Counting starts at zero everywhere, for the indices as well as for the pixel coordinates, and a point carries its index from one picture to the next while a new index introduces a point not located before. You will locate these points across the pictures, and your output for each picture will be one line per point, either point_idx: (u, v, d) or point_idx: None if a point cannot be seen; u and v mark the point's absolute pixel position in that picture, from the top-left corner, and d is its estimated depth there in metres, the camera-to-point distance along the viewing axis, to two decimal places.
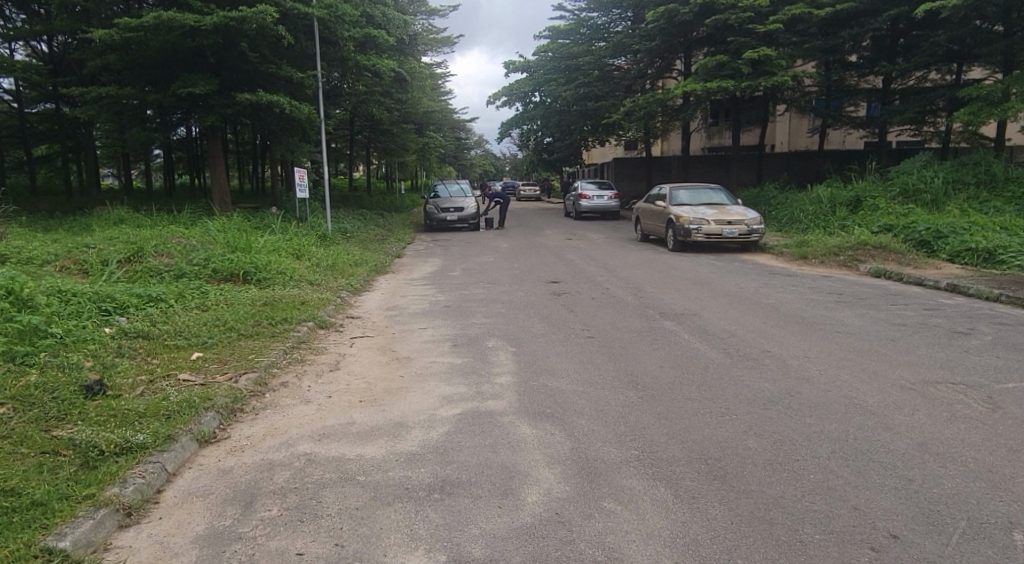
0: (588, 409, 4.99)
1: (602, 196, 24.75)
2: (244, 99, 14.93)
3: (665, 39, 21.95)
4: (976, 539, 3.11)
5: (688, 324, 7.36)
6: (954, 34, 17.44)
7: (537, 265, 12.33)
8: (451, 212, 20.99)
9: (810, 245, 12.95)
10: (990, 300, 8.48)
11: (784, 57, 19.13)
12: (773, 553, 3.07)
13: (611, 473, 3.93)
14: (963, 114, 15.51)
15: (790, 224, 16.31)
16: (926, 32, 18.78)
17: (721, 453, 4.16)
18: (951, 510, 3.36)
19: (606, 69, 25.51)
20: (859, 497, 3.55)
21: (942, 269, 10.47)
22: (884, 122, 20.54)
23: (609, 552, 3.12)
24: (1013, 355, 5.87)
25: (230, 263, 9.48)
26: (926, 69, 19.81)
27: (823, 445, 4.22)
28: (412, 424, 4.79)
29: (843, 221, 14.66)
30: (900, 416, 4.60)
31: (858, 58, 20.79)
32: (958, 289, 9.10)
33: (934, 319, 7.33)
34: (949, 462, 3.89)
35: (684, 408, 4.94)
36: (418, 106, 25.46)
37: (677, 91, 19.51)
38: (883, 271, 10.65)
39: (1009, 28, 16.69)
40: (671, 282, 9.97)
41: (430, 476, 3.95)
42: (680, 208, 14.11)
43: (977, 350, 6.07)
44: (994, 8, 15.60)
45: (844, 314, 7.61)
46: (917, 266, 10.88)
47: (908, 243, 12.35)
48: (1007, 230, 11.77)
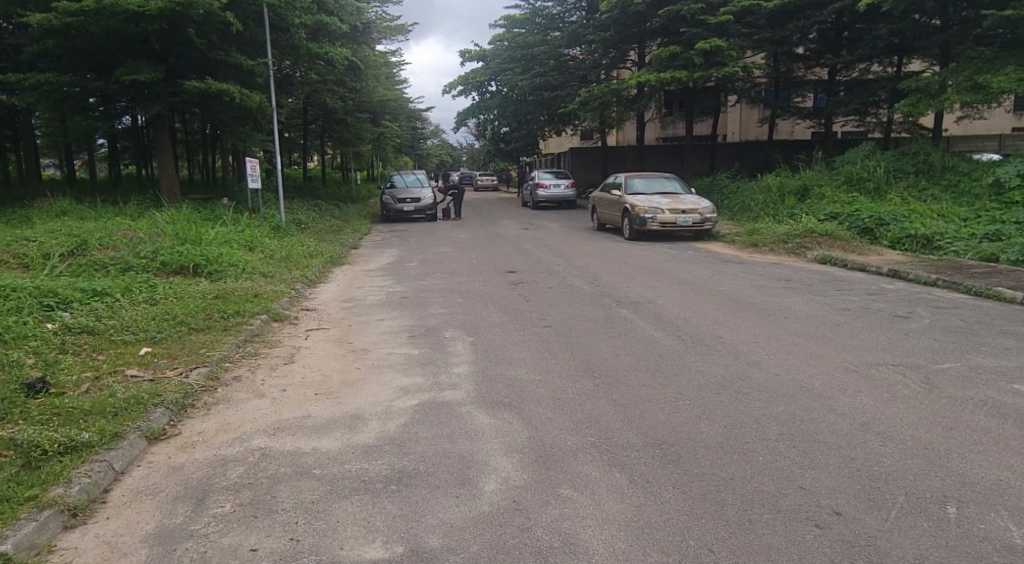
0: (544, 398, 5.04)
1: (559, 186, 24.85)
2: (192, 87, 14.49)
3: (619, 30, 22.09)
4: (912, 513, 3.25)
5: (643, 311, 7.49)
6: (895, 28, 18.02)
7: (494, 255, 12.35)
8: (408, 202, 20.84)
9: (760, 233, 13.28)
10: (928, 285, 8.83)
11: (734, 48, 19.40)
12: (724, 533, 3.17)
13: (567, 460, 3.99)
14: (902, 106, 16.04)
15: (741, 213, 16.69)
16: (869, 26, 19.35)
17: (675, 438, 4.24)
18: (890, 487, 3.51)
19: (562, 59, 25.57)
20: (804, 477, 3.67)
21: (883, 255, 10.86)
22: (829, 113, 21.10)
23: (565, 539, 3.16)
24: (949, 337, 6.14)
25: (179, 255, 9.24)
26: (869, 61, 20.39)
27: (772, 427, 4.35)
28: (368, 416, 4.77)
29: (791, 210, 15.04)
30: (844, 398, 4.77)
31: (805, 50, 21.28)
32: (898, 274, 9.46)
33: (876, 304, 7.60)
34: (889, 442, 4.04)
35: (640, 395, 5.03)
36: (373, 95, 25.15)
37: (631, 81, 19.66)
38: (829, 258, 10.97)
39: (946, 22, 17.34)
40: (625, 270, 10.09)
41: (387, 468, 3.93)
42: (635, 197, 14.28)
43: (916, 333, 6.32)
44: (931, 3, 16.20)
45: (793, 300, 7.83)
46: (860, 252, 11.25)
47: (852, 230, 12.74)
48: (944, 217, 12.25)
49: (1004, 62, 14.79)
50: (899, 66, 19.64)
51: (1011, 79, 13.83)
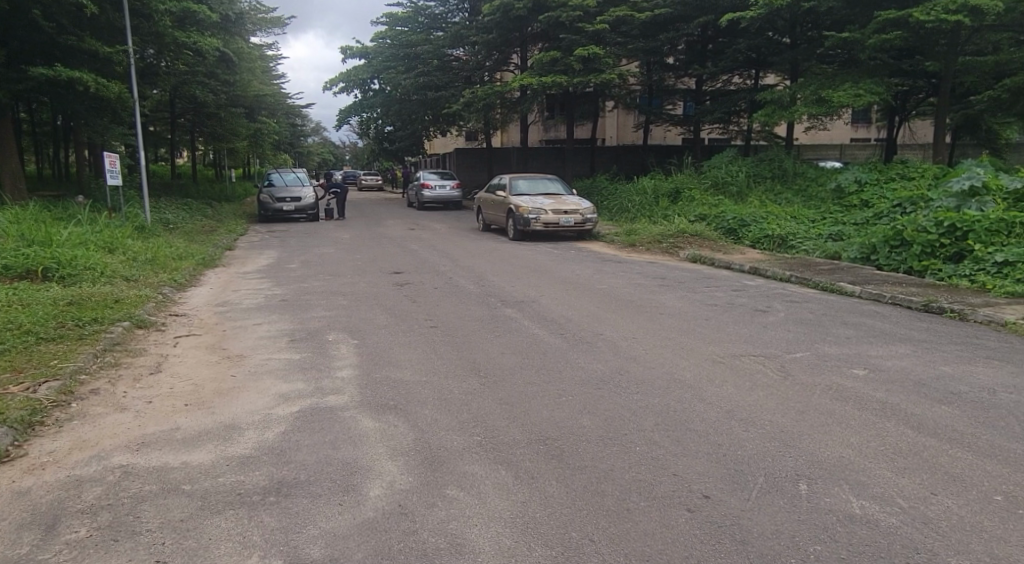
0: (430, 399, 5.02)
1: (444, 186, 24.80)
2: (38, 74, 13.18)
3: (501, 33, 22.39)
4: (771, 493, 3.53)
5: (527, 310, 7.63)
6: (752, 43, 19.50)
7: (379, 256, 12.14)
8: (287, 202, 20.05)
9: (636, 233, 13.96)
10: (783, 281, 9.62)
11: (611, 56, 20.20)
12: (604, 523, 3.29)
13: (454, 461, 4.00)
14: (759, 116, 17.32)
15: (619, 214, 17.43)
16: (729, 40, 20.78)
17: (558, 433, 4.37)
18: (752, 469, 3.79)
19: (446, 59, 25.53)
20: (677, 464, 3.89)
21: (745, 254, 11.72)
22: (697, 121, 22.45)
23: (451, 540, 3.17)
24: (801, 328, 6.72)
25: (24, 259, 8.37)
26: (731, 73, 21.93)
27: (648, 418, 4.58)
28: (244, 426, 4.54)
29: (664, 211, 15.89)
30: (713, 388, 5.10)
31: (674, 60, 22.45)
32: (758, 271, 10.25)
33: (739, 299, 8.19)
34: (751, 427, 4.37)
35: (525, 393, 5.13)
36: (248, 89, 23.97)
37: (514, 84, 20.02)
38: (698, 256, 11.68)
39: (795, 40, 19.01)
40: (509, 270, 10.24)
41: (265, 479, 3.77)
42: (519, 198, 14.53)
43: (773, 325, 6.86)
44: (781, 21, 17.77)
45: (666, 297, 8.28)
46: (726, 251, 12.08)
47: (718, 230, 13.67)
48: (796, 218, 13.40)
49: (843, 79, 16.40)
50: (756, 79, 21.24)
51: (848, 96, 15.46)
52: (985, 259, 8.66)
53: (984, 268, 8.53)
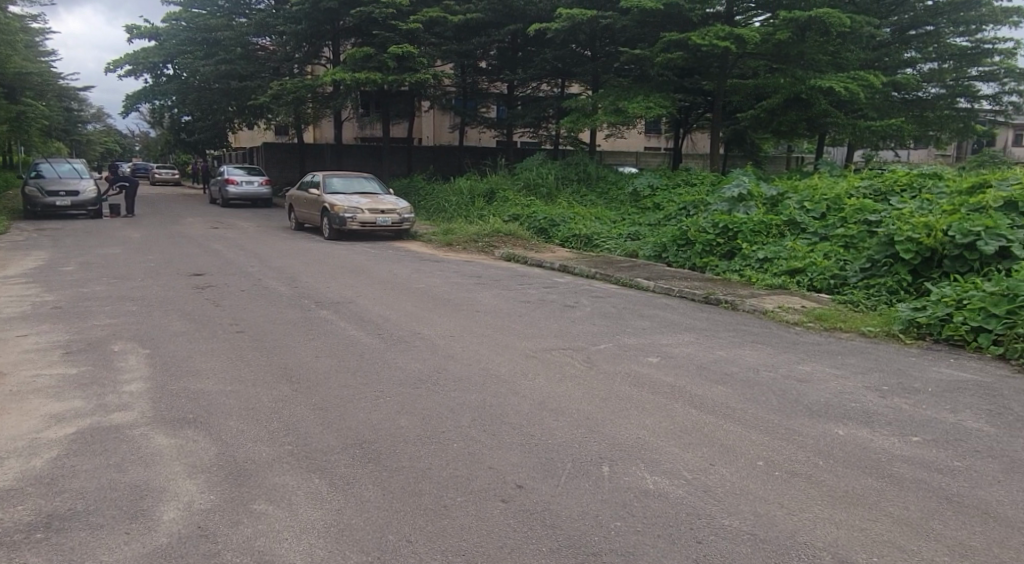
0: (235, 409, 4.68)
1: (252, 182, 23.30)
2: None
3: (311, 24, 21.58)
4: (578, 477, 3.73)
5: (342, 311, 7.41)
6: (558, 53, 20.64)
7: (174, 257, 11.10)
8: (61, 196, 17.64)
9: (453, 232, 14.15)
10: (589, 278, 10.29)
11: (425, 56, 20.27)
12: (421, 522, 3.28)
13: (262, 473, 3.76)
14: (566, 123, 18.38)
15: (437, 214, 17.57)
16: (538, 49, 21.80)
17: (374, 436, 4.28)
18: (561, 456, 3.99)
19: (250, 48, 23.84)
20: (492, 457, 3.99)
21: (555, 253, 12.35)
22: (510, 125, 23.27)
23: (258, 557, 2.97)
24: (604, 321, 7.23)
25: None
26: (539, 81, 23.02)
27: (465, 414, 4.65)
28: (3, 454, 3.91)
29: (480, 211, 16.28)
30: (526, 381, 5.31)
31: (487, 65, 23.12)
32: (567, 268, 10.88)
33: (549, 295, 8.61)
34: (560, 416, 4.60)
35: (339, 396, 4.96)
36: (7, 64, 20.75)
37: (326, 78, 19.37)
38: (512, 255, 12.11)
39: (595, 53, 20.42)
40: (322, 270, 9.87)
41: (30, 514, 3.28)
42: (334, 196, 14.08)
43: (579, 319, 7.31)
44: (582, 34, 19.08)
45: (482, 295, 8.48)
46: (537, 250, 12.67)
47: (531, 230, 14.32)
48: (601, 220, 14.41)
49: (637, 92, 17.93)
50: (563, 88, 22.50)
51: (642, 108, 16.93)
52: (751, 256, 9.91)
53: (750, 264, 9.76)
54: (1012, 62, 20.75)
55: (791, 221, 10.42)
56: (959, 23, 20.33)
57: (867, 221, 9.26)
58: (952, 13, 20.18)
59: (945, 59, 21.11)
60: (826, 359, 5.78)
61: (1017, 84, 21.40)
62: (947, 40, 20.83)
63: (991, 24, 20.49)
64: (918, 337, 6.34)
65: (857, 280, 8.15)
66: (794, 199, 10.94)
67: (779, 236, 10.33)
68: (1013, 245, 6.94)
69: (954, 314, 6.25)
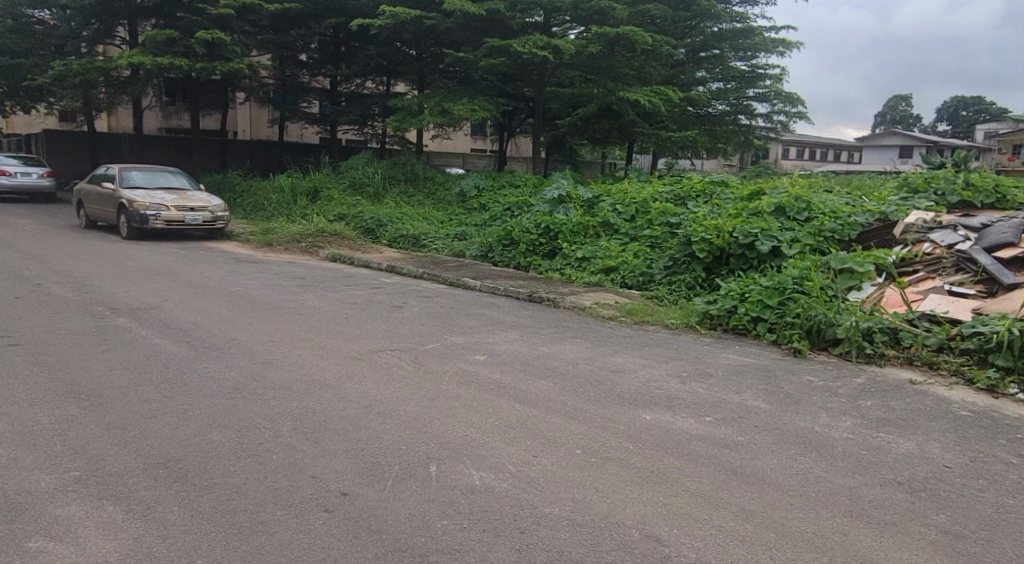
0: (8, 435, 4.07)
1: (29, 174, 20.37)
2: None
3: (103, 1, 19.56)
4: (404, 478, 3.70)
5: (144, 319, 6.74)
6: (381, 51, 20.36)
7: None
8: None
9: (273, 232, 13.44)
10: (417, 278, 10.29)
11: (238, 45, 18.99)
12: (234, 542, 3.08)
13: (42, 506, 3.31)
14: (392, 122, 18.19)
15: (255, 212, 16.58)
16: (361, 45, 21.33)
17: (181, 453, 3.94)
18: (387, 459, 3.93)
19: (23, 20, 21.21)
20: (315, 466, 3.85)
21: (382, 253, 12.18)
22: (333, 121, 22.54)
23: None
24: (432, 321, 7.26)
25: None
26: (363, 79, 22.49)
27: (285, 423, 4.44)
28: None
29: (303, 210, 15.62)
30: (351, 385, 5.18)
31: (308, 58, 22.22)
32: (395, 268, 10.79)
33: (377, 296, 8.48)
34: (387, 418, 4.54)
35: (140, 412, 4.51)
36: None
37: (121, 60, 17.47)
38: (338, 255, 11.76)
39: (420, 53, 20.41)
40: (120, 274, 8.90)
41: None
42: (133, 192, 12.75)
43: (407, 320, 7.28)
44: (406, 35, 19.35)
45: (305, 297, 8.15)
46: (364, 250, 12.42)
47: (357, 230, 14.02)
48: (428, 219, 14.45)
49: (461, 95, 18.21)
50: (388, 86, 22.22)
51: (466, 110, 17.23)
52: (570, 255, 10.49)
53: (570, 262, 10.33)
54: (780, 86, 23.82)
55: (604, 222, 11.15)
56: (738, 49, 23.12)
57: (668, 223, 10.17)
58: (732, 40, 22.89)
59: (728, 80, 23.43)
60: (636, 351, 6.29)
61: (783, 105, 24.50)
62: (730, 63, 23.36)
63: (763, 52, 23.47)
64: (710, 327, 7.11)
65: (661, 277, 8.95)
66: (607, 202, 11.71)
67: (595, 236, 11.02)
68: (783, 244, 7.98)
69: (738, 305, 7.07)
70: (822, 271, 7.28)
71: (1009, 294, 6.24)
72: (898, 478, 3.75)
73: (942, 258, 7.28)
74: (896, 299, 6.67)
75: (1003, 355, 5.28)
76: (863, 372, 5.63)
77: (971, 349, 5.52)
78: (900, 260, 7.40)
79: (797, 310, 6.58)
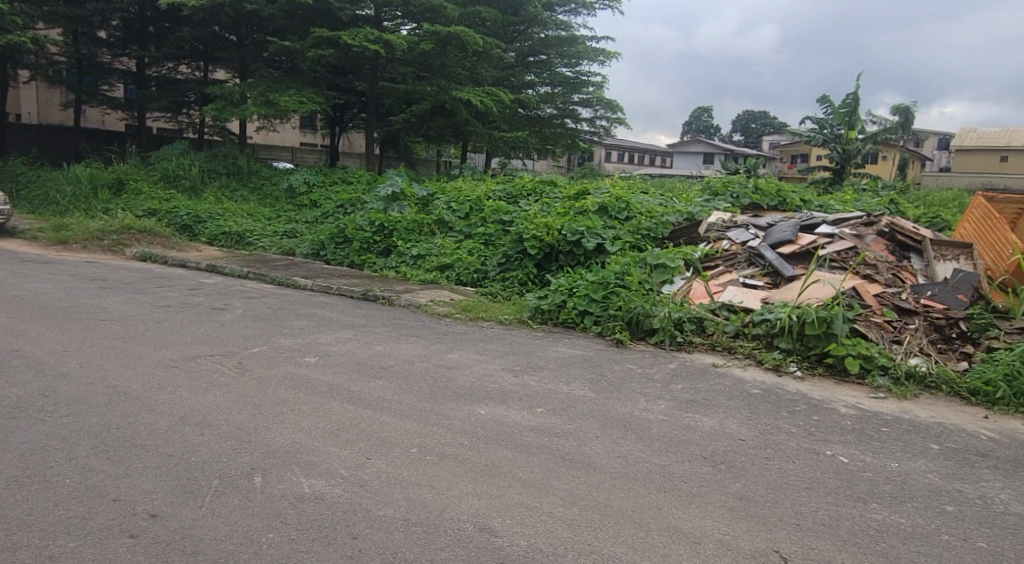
0: None
1: None
2: None
3: None
4: (225, 493, 3.46)
5: None
6: (196, 34, 18.82)
7: None
8: None
9: (68, 229, 11.94)
10: (241, 277, 9.67)
11: (18, 15, 16.57)
12: None
13: None
14: (210, 110, 16.88)
15: (45, 206, 14.63)
16: (173, 25, 19.55)
17: None
18: (205, 473, 3.66)
19: None
20: (118, 487, 3.49)
21: (201, 251, 11.28)
22: (141, 106, 20.46)
23: None
24: (258, 323, 6.86)
25: None
26: (176, 62, 20.63)
27: (82, 442, 3.97)
28: None
29: (105, 204, 14.04)
30: (163, 395, 4.75)
31: (108, 35, 19.96)
32: (215, 268, 10.05)
33: (194, 298, 7.83)
34: (205, 429, 4.22)
35: None
36: None
37: None
38: (148, 255, 10.72)
39: (241, 39, 19.13)
40: None
41: None
42: None
43: (230, 322, 6.81)
44: (224, 18, 18.18)
45: (107, 301, 7.33)
46: (179, 248, 11.43)
47: (171, 227, 12.89)
48: (253, 216, 13.62)
49: (288, 86, 17.36)
50: (205, 72, 20.57)
51: (294, 102, 16.45)
52: (405, 253, 10.42)
53: (405, 260, 10.26)
54: (601, 93, 25.35)
55: (439, 220, 11.20)
56: (564, 56, 24.23)
57: (501, 221, 10.44)
58: (558, 47, 24.03)
59: (555, 85, 24.54)
60: (471, 347, 6.40)
61: (606, 113, 25.88)
62: (556, 68, 24.42)
63: (586, 61, 24.84)
64: (541, 322, 7.42)
65: (495, 274, 9.18)
66: (441, 200, 11.77)
67: (430, 234, 11.03)
68: (605, 241, 8.50)
69: (567, 300, 7.44)
70: (640, 266, 7.87)
71: (789, 285, 7.16)
72: (703, 453, 4.17)
73: (737, 253, 8.18)
74: (701, 291, 7.40)
75: (785, 338, 6.07)
76: (675, 358, 6.19)
77: (760, 334, 6.30)
78: (704, 256, 8.22)
79: (619, 303, 7.06)
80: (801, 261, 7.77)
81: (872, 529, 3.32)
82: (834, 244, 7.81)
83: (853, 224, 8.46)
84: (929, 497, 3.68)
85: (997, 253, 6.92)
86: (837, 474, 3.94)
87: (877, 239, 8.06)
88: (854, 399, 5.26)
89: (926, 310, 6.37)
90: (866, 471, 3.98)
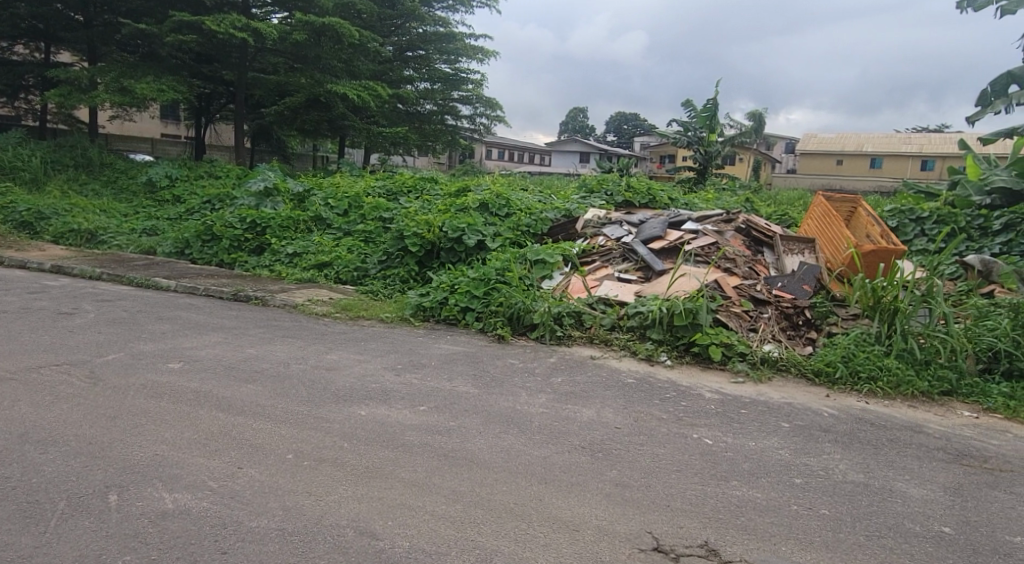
0: None
1: None
2: None
3: None
4: (74, 516, 3.17)
5: None
6: (35, 10, 16.97)
7: None
8: None
9: None
10: (93, 279, 8.86)
11: None
12: None
13: None
14: (53, 95, 15.30)
15: None
16: None
17: None
18: (50, 495, 3.33)
19: None
20: None
21: (44, 251, 10.21)
22: None
23: None
24: (113, 329, 6.31)
25: None
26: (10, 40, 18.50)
27: None
28: None
29: None
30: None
31: None
32: (62, 269, 9.14)
33: (36, 303, 7.08)
34: (51, 447, 3.84)
35: None
36: None
37: None
38: None
39: (89, 18, 17.48)
40: None
41: None
42: None
43: (80, 329, 6.22)
44: None
45: None
46: (17, 248, 10.28)
47: (7, 224, 11.57)
48: (106, 212, 12.51)
49: (145, 72, 16.09)
50: (46, 53, 18.60)
51: (152, 89, 15.26)
52: (280, 251, 9.99)
53: (280, 258, 9.84)
54: (480, 91, 25.63)
55: (316, 216, 10.82)
56: (443, 52, 24.42)
57: (382, 218, 10.25)
58: (437, 43, 24.14)
59: (434, 81, 24.55)
60: (351, 347, 6.24)
61: (484, 110, 26.33)
62: (434, 64, 24.52)
63: (465, 58, 25.05)
64: (424, 319, 7.37)
65: (375, 272, 9.01)
66: (318, 196, 11.38)
67: (307, 231, 10.64)
68: (487, 238, 8.58)
69: (449, 297, 7.43)
70: (520, 262, 8.02)
71: (659, 279, 7.56)
72: (582, 443, 4.32)
73: (612, 249, 8.53)
74: (578, 286, 7.65)
75: (657, 329, 6.41)
76: (555, 352, 6.36)
77: (634, 326, 6.60)
78: (582, 252, 8.50)
79: (500, 299, 7.15)
80: (670, 256, 8.22)
81: (733, 505, 3.58)
82: (698, 240, 8.33)
83: (715, 221, 9.07)
84: (781, 471, 4.03)
85: (835, 248, 7.66)
86: (702, 455, 4.21)
87: (736, 235, 8.69)
88: (717, 384, 5.65)
89: (778, 300, 6.95)
90: (727, 451, 4.29)
